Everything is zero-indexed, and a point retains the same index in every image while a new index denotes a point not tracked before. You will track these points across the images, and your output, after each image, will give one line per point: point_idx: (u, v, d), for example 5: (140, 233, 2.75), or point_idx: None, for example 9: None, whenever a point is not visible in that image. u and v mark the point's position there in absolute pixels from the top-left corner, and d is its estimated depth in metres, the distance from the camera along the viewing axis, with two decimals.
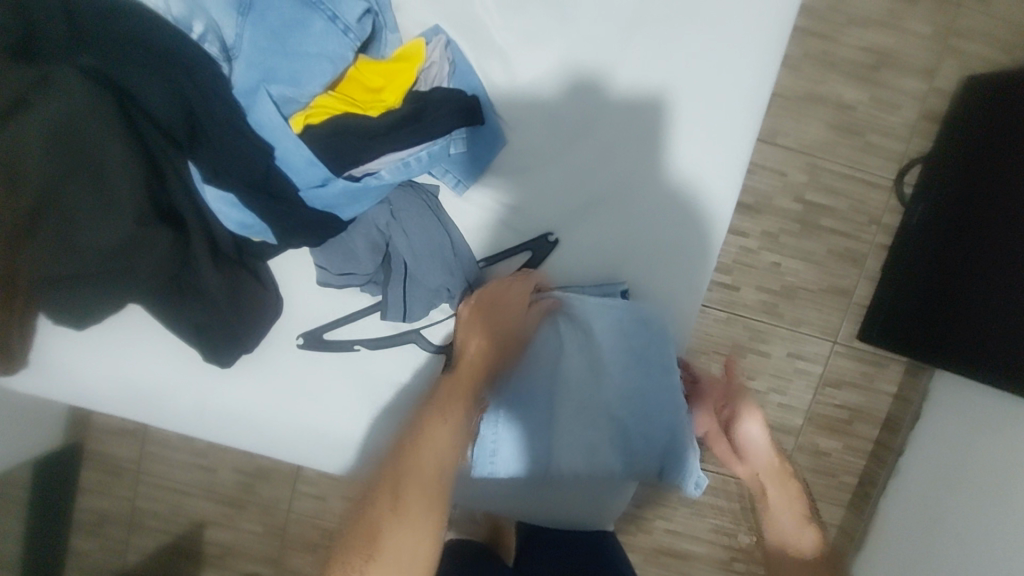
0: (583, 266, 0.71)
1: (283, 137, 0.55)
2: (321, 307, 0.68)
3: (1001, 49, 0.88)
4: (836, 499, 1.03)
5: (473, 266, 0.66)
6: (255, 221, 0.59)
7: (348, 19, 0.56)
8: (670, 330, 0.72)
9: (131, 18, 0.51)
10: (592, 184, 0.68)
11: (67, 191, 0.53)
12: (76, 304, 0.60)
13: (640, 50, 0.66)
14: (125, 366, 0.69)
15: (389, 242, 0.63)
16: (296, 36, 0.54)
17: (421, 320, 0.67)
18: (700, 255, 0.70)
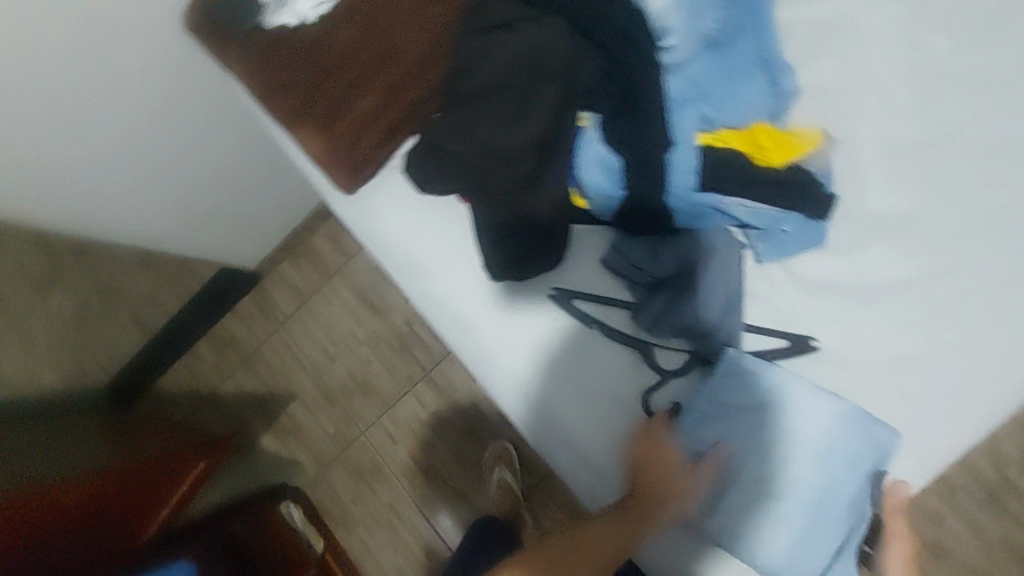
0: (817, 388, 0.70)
1: (686, 143, 0.62)
2: (581, 280, 0.76)
3: None
4: None
5: (739, 325, 0.70)
6: (610, 187, 0.68)
7: (782, 87, 0.64)
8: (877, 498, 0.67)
9: (618, 10, 0.65)
10: (868, 325, 0.69)
11: (499, 92, 0.70)
12: (435, 168, 0.75)
13: (975, 243, 0.68)
14: (416, 232, 0.83)
15: (690, 261, 0.69)
16: (736, 79, 0.63)
17: (662, 338, 0.72)
18: (926, 447, 0.68)
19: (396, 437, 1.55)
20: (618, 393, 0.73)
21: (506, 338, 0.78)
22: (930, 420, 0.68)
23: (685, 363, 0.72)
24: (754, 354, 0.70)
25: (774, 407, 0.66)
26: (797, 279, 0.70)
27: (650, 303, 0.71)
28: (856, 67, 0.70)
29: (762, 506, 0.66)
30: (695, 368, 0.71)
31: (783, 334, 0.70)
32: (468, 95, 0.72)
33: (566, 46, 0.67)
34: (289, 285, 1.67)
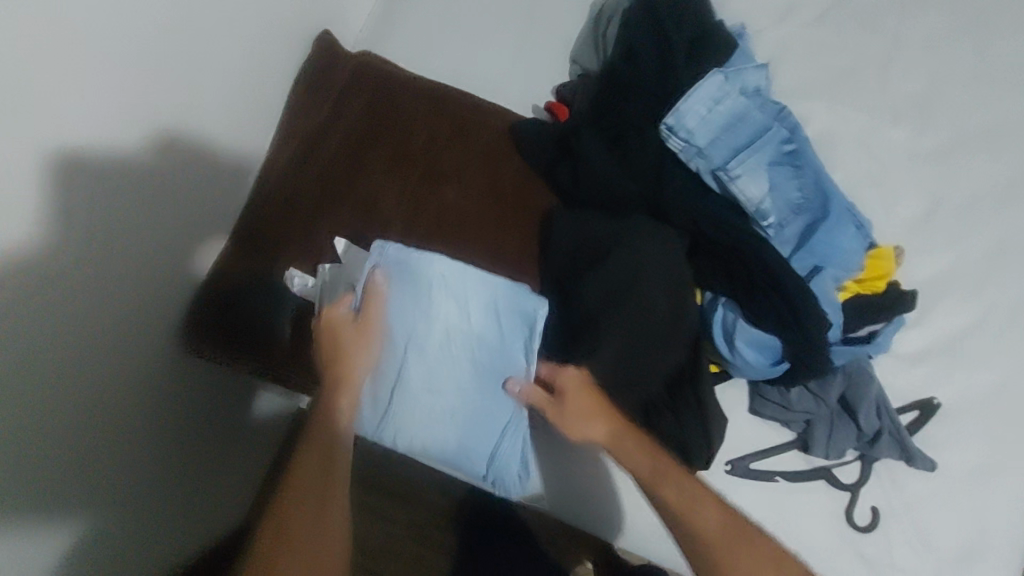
0: (956, 440, 0.80)
1: (828, 305, 0.68)
2: (744, 437, 0.79)
3: None
4: None
5: (897, 422, 0.77)
6: (766, 359, 0.71)
7: (864, 221, 0.72)
8: None
9: (707, 204, 0.70)
10: (963, 371, 0.81)
11: (627, 310, 0.68)
12: None
13: (996, 276, 0.84)
14: (564, 462, 0.75)
15: (845, 389, 0.75)
16: (838, 229, 0.69)
17: (836, 459, 0.78)
18: None
19: None
20: (824, 522, 0.77)
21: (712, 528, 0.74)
22: None
23: (860, 471, 0.79)
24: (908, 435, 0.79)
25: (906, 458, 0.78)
26: (896, 358, 0.82)
27: (821, 437, 0.76)
28: (856, 176, 0.86)
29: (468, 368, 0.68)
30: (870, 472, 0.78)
31: (910, 406, 0.80)
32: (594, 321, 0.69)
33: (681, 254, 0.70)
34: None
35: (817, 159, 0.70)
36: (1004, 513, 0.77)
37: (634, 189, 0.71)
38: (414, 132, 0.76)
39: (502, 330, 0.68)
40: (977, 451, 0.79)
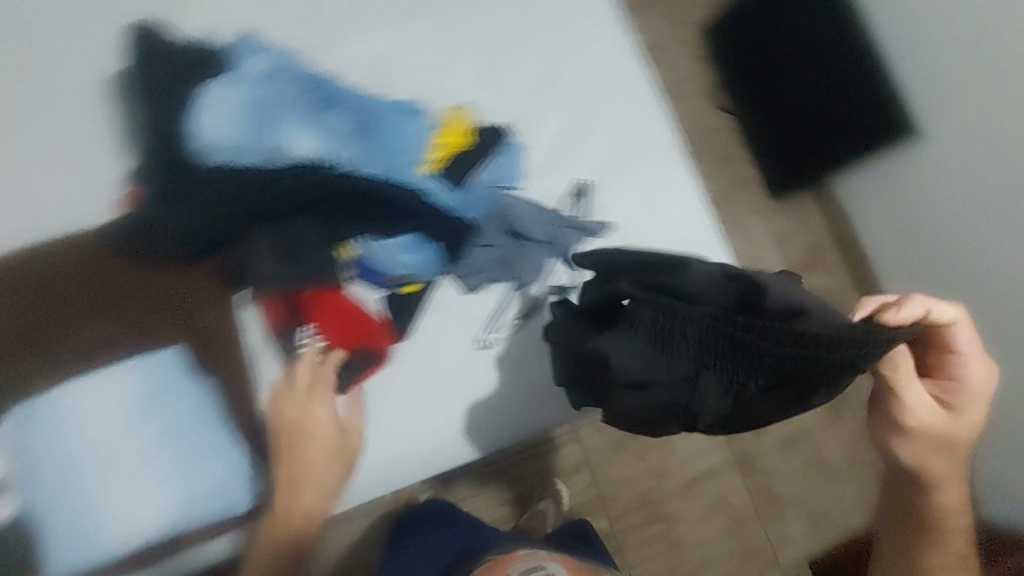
0: (609, 195, 0.94)
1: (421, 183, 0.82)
2: (475, 312, 0.87)
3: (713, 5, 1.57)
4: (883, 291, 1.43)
5: (558, 215, 0.90)
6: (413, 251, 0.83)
7: (409, 106, 0.87)
8: (690, 194, 0.97)
9: (285, 177, 0.80)
10: (580, 149, 0.96)
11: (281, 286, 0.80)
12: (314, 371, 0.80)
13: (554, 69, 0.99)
14: (354, 443, 0.81)
15: (503, 222, 0.87)
16: (390, 126, 0.84)
17: (544, 273, 0.89)
18: (668, 149, 0.98)
19: None
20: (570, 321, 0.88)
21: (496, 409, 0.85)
22: (651, 141, 0.98)
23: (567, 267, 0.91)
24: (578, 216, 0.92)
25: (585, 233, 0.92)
26: (537, 174, 0.93)
27: (514, 267, 0.88)
28: (416, 76, 0.94)
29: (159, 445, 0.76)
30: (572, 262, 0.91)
31: (567, 196, 0.93)
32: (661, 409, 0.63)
33: (296, 223, 0.80)
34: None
35: (342, 92, 0.85)
36: (679, 222, 0.95)
37: (225, 207, 0.80)
38: (17, 318, 0.77)
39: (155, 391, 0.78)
40: (627, 192, 0.95)
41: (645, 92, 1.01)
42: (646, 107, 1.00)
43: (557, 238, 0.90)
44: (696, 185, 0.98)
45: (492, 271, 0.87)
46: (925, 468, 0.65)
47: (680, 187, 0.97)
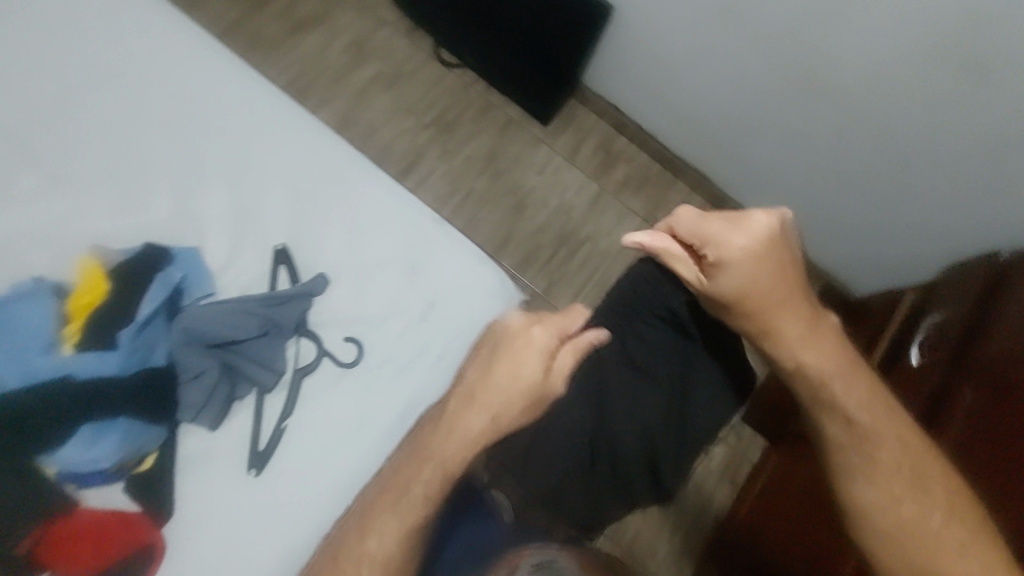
0: (319, 244, 0.88)
1: (72, 363, 0.70)
2: (235, 440, 0.78)
3: (402, 33, 1.75)
4: (655, 200, 1.74)
5: (266, 296, 0.81)
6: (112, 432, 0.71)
7: (31, 283, 0.77)
8: (401, 199, 0.92)
9: None
10: (266, 215, 0.87)
11: None
12: None
13: (197, 150, 0.88)
14: None
15: (205, 340, 0.77)
16: (17, 320, 0.73)
17: (285, 361, 0.81)
18: (356, 168, 0.92)
19: None
20: (339, 391, 0.82)
21: (309, 522, 0.77)
22: (335, 168, 0.91)
23: (307, 339, 0.83)
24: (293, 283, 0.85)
25: (306, 296, 0.83)
26: (229, 267, 0.84)
27: (248, 373, 0.79)
28: (37, 238, 0.80)
29: None
30: (310, 332, 0.83)
31: (275, 269, 0.86)
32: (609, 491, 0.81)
33: None
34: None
35: None
36: (399, 235, 0.89)
37: None
38: None
39: None
40: (336, 232, 0.88)
41: (303, 123, 0.93)
42: (313, 138, 0.92)
43: (277, 319, 0.81)
44: (399, 189, 0.93)
45: (223, 392, 0.77)
46: (827, 379, 0.68)
47: (387, 198, 0.91)
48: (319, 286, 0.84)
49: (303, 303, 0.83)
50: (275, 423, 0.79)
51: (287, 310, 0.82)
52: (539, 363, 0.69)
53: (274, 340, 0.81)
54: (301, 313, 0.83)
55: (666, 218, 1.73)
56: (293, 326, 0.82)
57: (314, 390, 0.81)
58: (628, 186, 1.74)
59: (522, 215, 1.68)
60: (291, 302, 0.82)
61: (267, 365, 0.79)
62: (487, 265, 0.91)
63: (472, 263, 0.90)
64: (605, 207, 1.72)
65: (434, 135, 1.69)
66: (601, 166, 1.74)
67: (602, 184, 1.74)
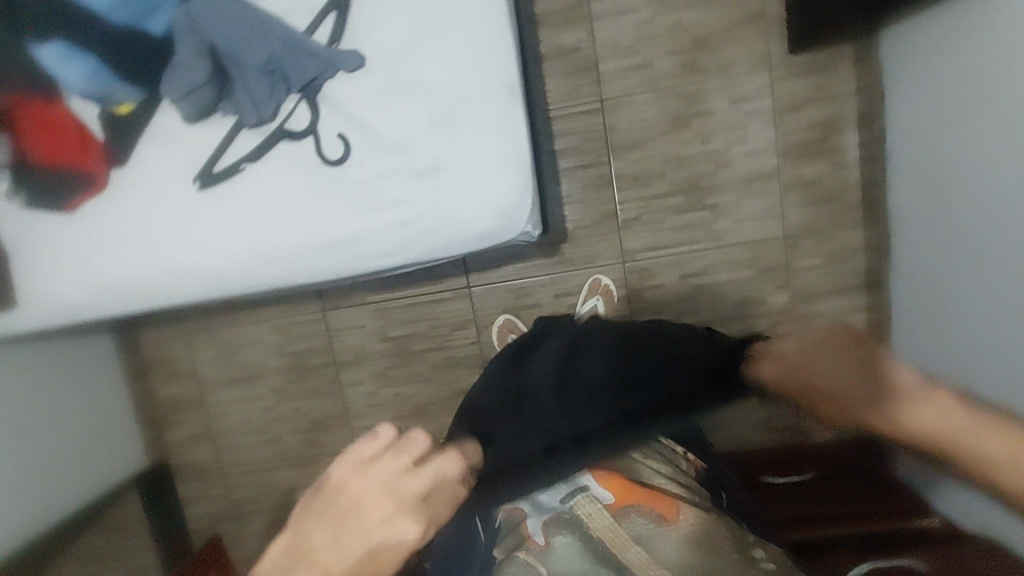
0: (381, 21, 0.81)
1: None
2: (204, 145, 0.84)
3: None
4: (823, 231, 1.33)
5: (299, 40, 0.81)
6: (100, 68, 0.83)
7: None
8: (484, 32, 0.81)
9: None
10: None
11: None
12: (38, 181, 0.87)
13: None
14: (91, 257, 0.88)
15: (215, 45, 0.81)
16: None
17: (278, 113, 0.83)
18: None
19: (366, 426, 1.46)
20: (307, 170, 0.83)
21: (225, 251, 0.86)
22: None
23: (308, 105, 0.82)
24: (328, 41, 0.81)
25: (332, 67, 0.81)
26: None
27: (239, 98, 0.82)
28: None
29: None
30: (314, 101, 0.82)
31: (324, 16, 0.82)
32: (505, 461, 0.93)
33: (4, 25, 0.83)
34: (177, 443, 1.52)
35: None
36: (450, 67, 0.81)
37: None
38: None
39: None
40: (402, 22, 0.81)
41: None
42: None
43: (287, 69, 0.81)
44: (496, 21, 0.82)
45: (211, 99, 0.82)
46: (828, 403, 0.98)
47: (474, 21, 0.81)
48: (350, 64, 0.81)
49: (320, 69, 0.81)
50: (237, 157, 0.84)
51: (304, 66, 0.81)
52: (424, 477, 0.76)
53: (275, 88, 0.82)
54: (312, 78, 0.81)
55: (814, 259, 1.34)
56: (300, 87, 0.82)
57: (292, 152, 0.84)
58: (809, 191, 1.35)
59: (674, 130, 1.38)
60: (309, 62, 0.81)
61: (258, 104, 0.82)
62: (513, 160, 0.84)
63: (495, 149, 0.83)
64: (762, 192, 1.37)
65: None
66: (804, 145, 1.35)
67: (788, 164, 1.36)
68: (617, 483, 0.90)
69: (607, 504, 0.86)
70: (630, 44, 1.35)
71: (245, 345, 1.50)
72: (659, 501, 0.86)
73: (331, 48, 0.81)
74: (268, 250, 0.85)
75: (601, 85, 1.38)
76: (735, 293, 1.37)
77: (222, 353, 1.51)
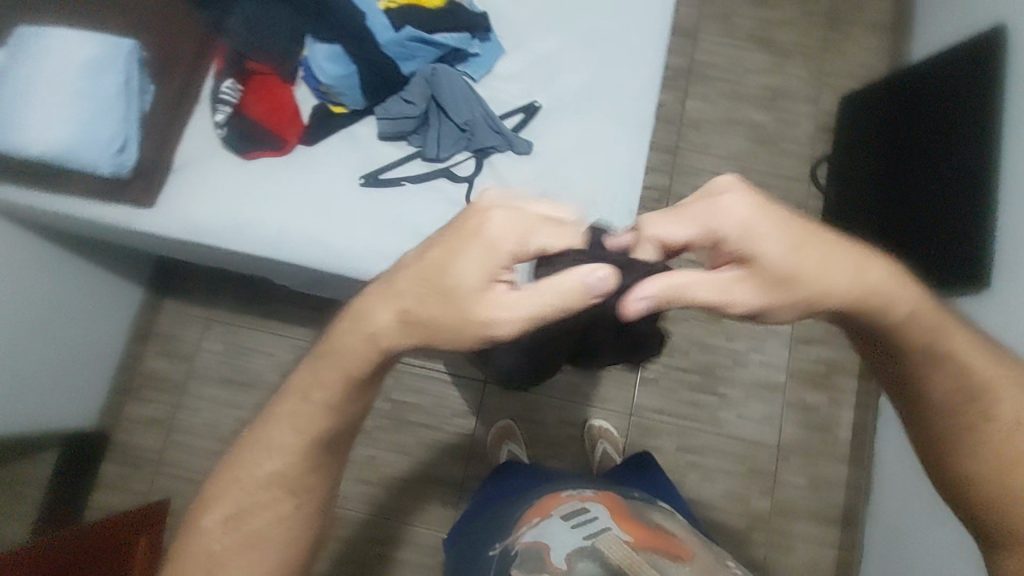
0: (560, 130, 0.97)
1: (374, 14, 0.95)
2: (378, 158, 0.97)
3: (816, 121, 1.69)
4: (805, 454, 1.49)
5: (494, 117, 0.96)
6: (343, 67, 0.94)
7: None
8: (637, 168, 0.95)
9: None
10: (560, 80, 0.99)
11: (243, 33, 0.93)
12: (233, 126, 0.95)
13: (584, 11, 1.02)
14: (223, 197, 0.94)
15: (432, 92, 0.96)
16: None
17: (450, 160, 0.96)
18: (643, 123, 0.97)
19: (341, 477, 1.47)
20: (449, 210, 0.94)
21: (343, 241, 0.92)
22: (634, 108, 0.98)
23: (476, 164, 0.96)
24: (514, 129, 0.97)
25: (510, 144, 0.95)
26: (502, 81, 1.00)
27: (428, 136, 0.96)
28: None
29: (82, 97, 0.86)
30: (482, 164, 0.95)
31: (519, 110, 0.98)
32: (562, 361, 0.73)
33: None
34: (148, 422, 1.52)
35: None
36: (598, 180, 0.94)
37: None
38: None
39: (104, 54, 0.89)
40: (577, 136, 0.97)
41: (659, 64, 1.00)
42: (648, 76, 0.99)
43: (474, 131, 0.95)
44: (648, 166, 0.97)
45: (406, 127, 0.96)
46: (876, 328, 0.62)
47: (633, 158, 0.95)
48: (523, 147, 0.95)
49: (499, 142, 0.95)
50: (400, 177, 0.95)
51: (490, 134, 0.95)
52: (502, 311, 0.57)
53: (458, 141, 0.96)
54: (491, 145, 0.95)
55: (795, 475, 1.47)
56: (478, 147, 0.95)
57: (443, 193, 0.95)
58: (804, 414, 1.51)
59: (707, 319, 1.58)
60: (495, 134, 0.95)
61: (440, 146, 0.96)
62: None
63: None
64: (767, 400, 1.52)
65: None
66: (811, 373, 1.54)
67: (794, 384, 1.53)
68: (610, 502, 0.77)
69: (624, 540, 0.68)
70: None
71: (256, 350, 1.56)
72: (661, 539, 0.70)
73: (514, 134, 0.96)
74: (383, 257, 0.91)
75: None
76: (723, 483, 1.47)
77: (230, 350, 1.55)
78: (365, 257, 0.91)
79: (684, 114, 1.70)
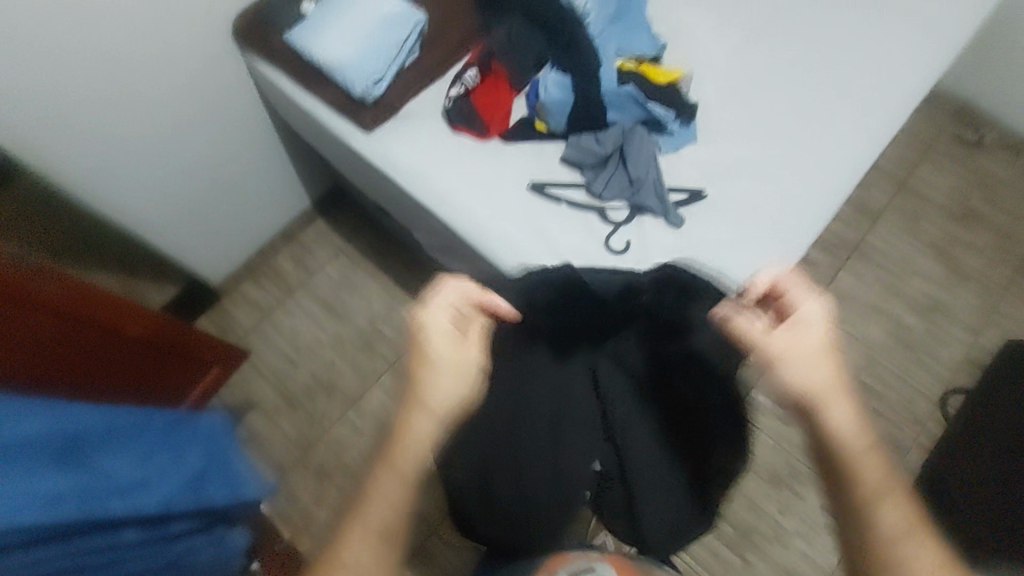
0: (712, 219, 1.06)
1: (609, 74, 1.12)
2: (551, 174, 1.10)
3: (965, 350, 1.59)
4: None
5: (661, 188, 1.06)
6: (563, 98, 1.11)
7: (658, 42, 1.18)
8: (767, 283, 1.01)
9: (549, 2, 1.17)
10: (730, 180, 1.08)
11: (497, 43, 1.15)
12: (455, 103, 1.12)
13: (779, 137, 1.12)
14: (417, 150, 1.12)
15: (623, 143, 1.08)
16: (630, 43, 1.17)
17: (607, 203, 1.07)
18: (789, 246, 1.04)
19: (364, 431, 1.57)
20: (588, 241, 1.05)
21: (489, 224, 1.06)
22: (789, 231, 1.05)
23: (627, 216, 1.07)
24: (675, 204, 1.06)
25: (662, 213, 1.05)
26: (684, 163, 1.10)
27: (598, 176, 1.08)
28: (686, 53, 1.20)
29: (374, 42, 1.11)
30: (633, 218, 1.06)
31: (685, 191, 1.08)
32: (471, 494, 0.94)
33: (533, 31, 1.16)
34: (250, 302, 1.73)
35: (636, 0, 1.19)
36: (727, 279, 1.01)
37: None
38: None
39: (401, 18, 1.13)
40: (724, 232, 1.04)
41: (826, 200, 1.07)
42: (812, 207, 1.06)
43: (641, 188, 1.06)
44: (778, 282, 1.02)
45: (587, 162, 1.09)
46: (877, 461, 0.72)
47: (768, 270, 1.02)
48: (675, 222, 1.05)
49: (655, 207, 1.05)
50: (561, 196, 1.08)
51: (652, 197, 1.06)
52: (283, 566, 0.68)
53: (623, 188, 1.07)
54: (649, 204, 1.05)
55: None
56: (637, 198, 1.06)
57: (590, 226, 1.06)
58: None
59: (765, 482, 1.49)
60: (657, 198, 1.06)
61: (606, 187, 1.07)
62: None
63: None
64: None
65: (846, 388, 1.57)
66: None
67: None
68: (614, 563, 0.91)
69: None
70: (782, 398, 1.57)
71: (358, 292, 1.73)
72: None
73: (673, 207, 1.06)
74: (517, 251, 1.04)
75: (741, 401, 1.57)
76: None
77: (342, 282, 1.75)
78: (503, 245, 1.04)
79: (831, 281, 1.69)
